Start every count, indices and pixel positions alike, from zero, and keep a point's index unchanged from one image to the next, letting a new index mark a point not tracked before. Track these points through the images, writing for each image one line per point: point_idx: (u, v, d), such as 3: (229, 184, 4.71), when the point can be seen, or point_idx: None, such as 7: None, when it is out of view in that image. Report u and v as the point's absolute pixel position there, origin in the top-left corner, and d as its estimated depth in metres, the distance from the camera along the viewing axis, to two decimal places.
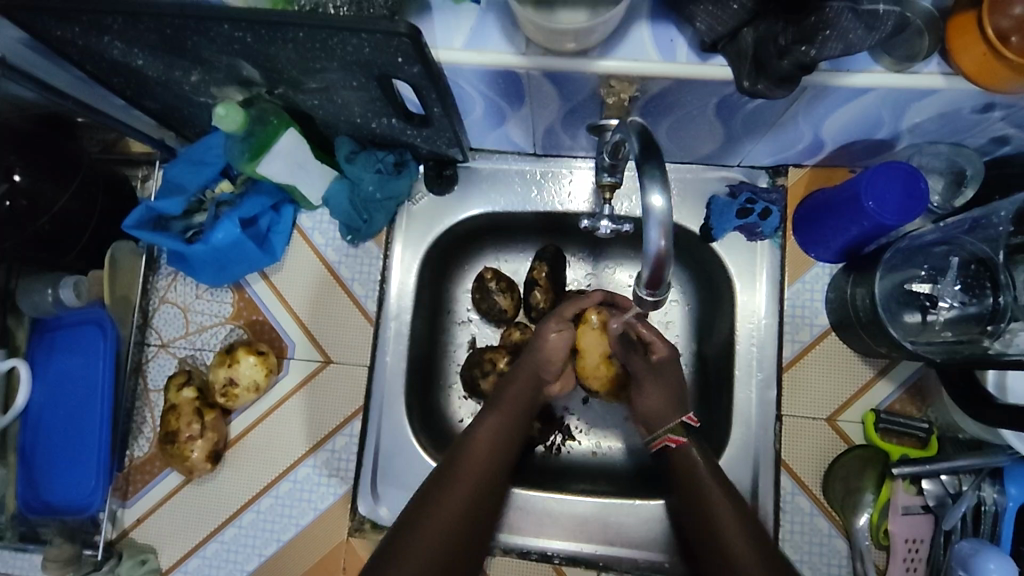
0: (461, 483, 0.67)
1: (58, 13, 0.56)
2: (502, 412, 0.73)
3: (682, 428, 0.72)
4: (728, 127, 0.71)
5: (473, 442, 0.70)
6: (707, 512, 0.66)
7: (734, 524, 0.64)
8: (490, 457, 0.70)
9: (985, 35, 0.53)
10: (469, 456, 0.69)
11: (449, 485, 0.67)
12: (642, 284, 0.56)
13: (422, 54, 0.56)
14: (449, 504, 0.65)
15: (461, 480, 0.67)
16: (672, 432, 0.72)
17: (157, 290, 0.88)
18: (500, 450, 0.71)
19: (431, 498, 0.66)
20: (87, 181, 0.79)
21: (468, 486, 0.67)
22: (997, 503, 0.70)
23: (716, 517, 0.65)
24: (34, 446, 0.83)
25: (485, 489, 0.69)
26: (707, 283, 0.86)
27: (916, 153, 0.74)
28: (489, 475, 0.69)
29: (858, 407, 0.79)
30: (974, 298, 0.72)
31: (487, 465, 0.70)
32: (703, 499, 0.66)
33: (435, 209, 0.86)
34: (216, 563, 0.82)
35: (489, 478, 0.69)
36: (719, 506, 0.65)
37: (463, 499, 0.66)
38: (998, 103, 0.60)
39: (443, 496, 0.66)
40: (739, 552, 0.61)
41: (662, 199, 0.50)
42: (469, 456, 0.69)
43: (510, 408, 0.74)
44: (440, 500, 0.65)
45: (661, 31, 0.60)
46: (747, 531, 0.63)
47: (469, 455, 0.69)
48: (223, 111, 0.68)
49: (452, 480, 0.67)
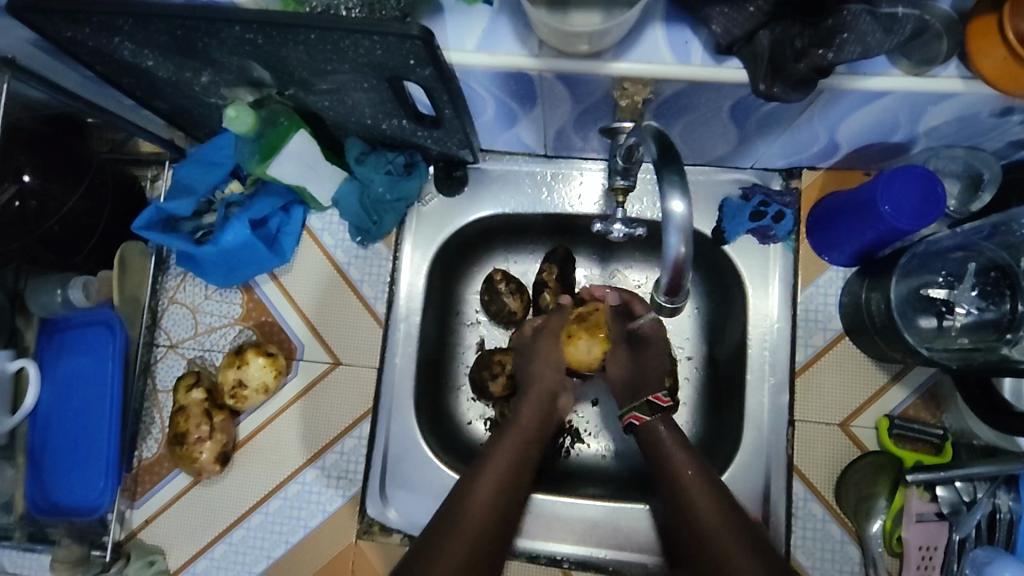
0: (476, 509, 0.66)
1: (69, 14, 0.56)
2: (515, 438, 0.73)
3: (647, 408, 0.73)
4: (742, 128, 0.70)
5: (488, 462, 0.70)
6: (695, 521, 0.65)
7: (728, 530, 0.64)
8: (508, 478, 0.70)
9: (1007, 38, 0.52)
10: (485, 482, 0.68)
11: (464, 509, 0.66)
12: (661, 290, 0.55)
13: (435, 57, 0.56)
14: (465, 529, 0.65)
15: (477, 505, 0.67)
16: (637, 409, 0.74)
17: (166, 290, 0.87)
18: (517, 470, 0.71)
19: (446, 523, 0.65)
20: (97, 182, 0.79)
21: (485, 512, 0.67)
22: (1013, 511, 0.68)
23: (698, 519, 0.65)
24: (44, 446, 0.83)
25: (506, 505, 0.69)
26: (718, 285, 0.85)
27: (932, 156, 0.73)
28: (506, 499, 0.69)
29: (871, 412, 0.78)
30: (991, 304, 0.71)
31: (504, 487, 0.69)
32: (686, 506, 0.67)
33: (445, 210, 0.85)
34: (224, 565, 0.82)
35: (510, 493, 0.69)
36: (703, 509, 0.66)
37: (480, 526, 0.66)
38: (1018, 107, 0.60)
39: (457, 523, 0.65)
40: (735, 554, 0.61)
41: (682, 204, 0.50)
42: (483, 480, 0.69)
43: (522, 434, 0.74)
44: (455, 527, 0.65)
45: (676, 33, 0.59)
46: (740, 537, 0.63)
47: (484, 481, 0.68)
48: (235, 113, 0.67)
49: (467, 507, 0.67)
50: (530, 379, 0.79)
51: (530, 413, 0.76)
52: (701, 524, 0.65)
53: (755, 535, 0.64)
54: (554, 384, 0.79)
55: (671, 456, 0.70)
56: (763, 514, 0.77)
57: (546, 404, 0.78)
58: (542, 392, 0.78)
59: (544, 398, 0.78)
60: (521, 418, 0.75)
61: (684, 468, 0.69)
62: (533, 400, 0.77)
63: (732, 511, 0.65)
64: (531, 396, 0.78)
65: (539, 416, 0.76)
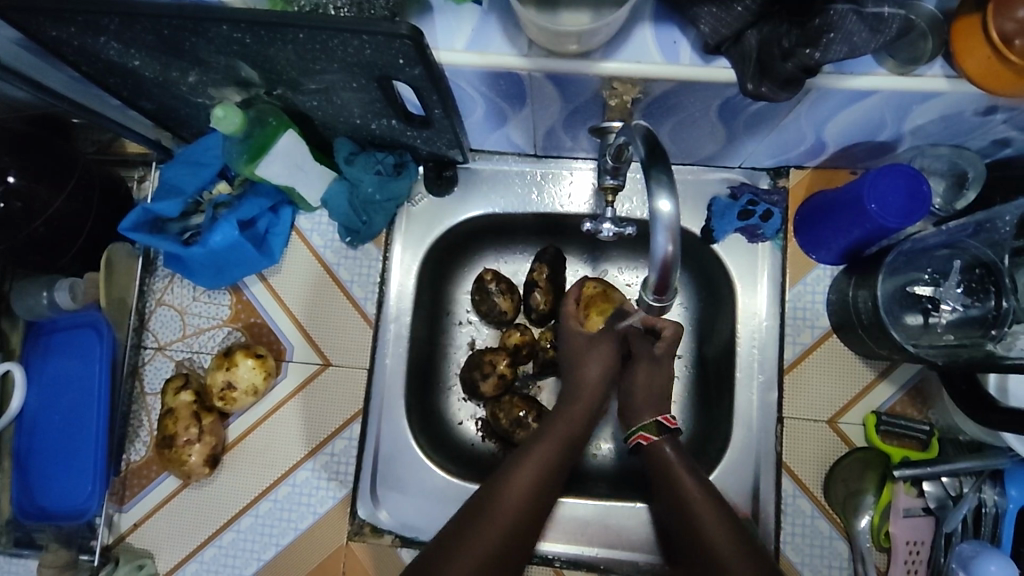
0: (492, 524, 0.66)
1: (53, 13, 0.55)
2: (546, 446, 0.72)
3: (654, 428, 0.74)
4: (730, 127, 0.70)
5: (509, 479, 0.69)
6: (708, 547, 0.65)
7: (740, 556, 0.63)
8: (532, 488, 0.69)
9: (989, 38, 0.53)
10: (503, 501, 0.67)
11: (474, 528, 0.66)
12: (649, 290, 0.56)
13: (424, 56, 0.55)
14: (473, 548, 0.64)
15: (490, 524, 0.66)
16: (644, 429, 0.75)
17: (153, 291, 0.87)
18: (543, 483, 0.70)
19: (454, 542, 0.65)
20: (83, 183, 0.78)
21: (499, 531, 0.66)
22: (998, 505, 0.70)
23: (711, 545, 0.65)
24: (30, 451, 0.82)
25: (533, 506, 0.69)
26: (707, 285, 0.86)
27: (917, 155, 0.74)
28: (524, 515, 0.68)
29: (859, 410, 0.79)
30: (976, 301, 0.72)
31: (523, 502, 0.68)
32: (692, 528, 0.67)
33: (435, 210, 0.85)
34: (213, 568, 0.81)
35: (537, 494, 0.69)
36: (711, 534, 0.65)
37: (494, 542, 0.65)
38: (1001, 106, 0.60)
39: (464, 543, 0.65)
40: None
41: (670, 204, 0.50)
42: (502, 496, 0.68)
43: (556, 446, 0.72)
44: (465, 541, 0.65)
45: (664, 33, 0.59)
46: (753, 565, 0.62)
47: (503, 500, 0.68)
48: (223, 112, 0.67)
49: (479, 528, 0.66)
50: (577, 386, 0.77)
51: (570, 417, 0.75)
52: (716, 551, 0.64)
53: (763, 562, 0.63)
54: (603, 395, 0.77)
55: (676, 479, 0.70)
56: (752, 512, 0.78)
57: (590, 411, 0.76)
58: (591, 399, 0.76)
59: (589, 408, 0.76)
60: (555, 427, 0.74)
61: (693, 491, 0.68)
62: (573, 410, 0.75)
63: (744, 543, 0.64)
64: (579, 403, 0.76)
65: (584, 419, 0.75)
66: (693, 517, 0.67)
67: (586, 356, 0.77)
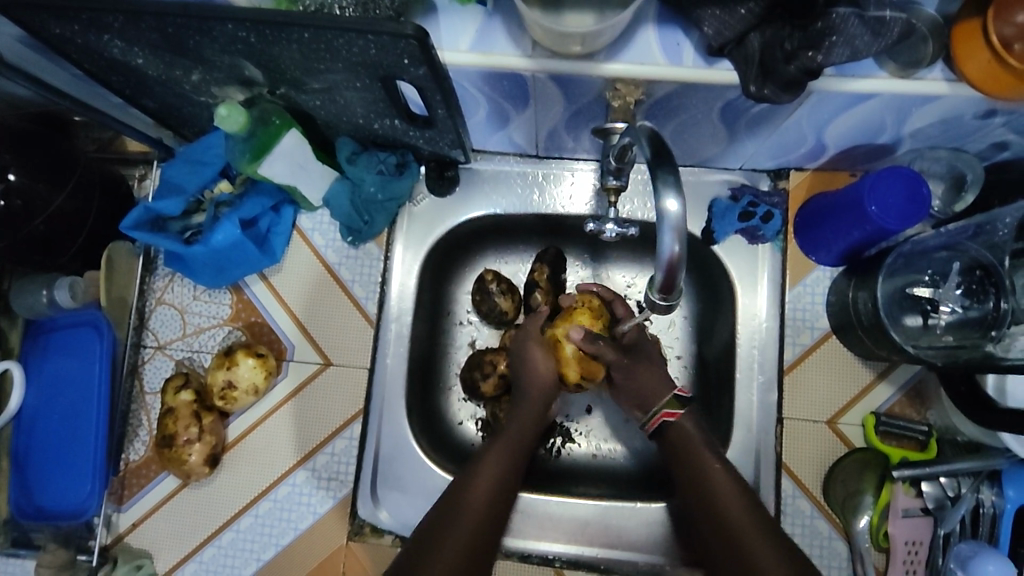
0: (468, 516, 0.65)
1: (56, 11, 0.55)
2: (506, 449, 0.72)
3: (678, 403, 0.73)
4: (731, 128, 0.70)
5: (478, 476, 0.69)
6: (733, 533, 0.62)
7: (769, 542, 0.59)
8: (497, 486, 0.69)
9: (989, 42, 0.53)
10: (474, 496, 0.67)
11: (453, 524, 0.64)
12: (655, 288, 0.56)
13: (429, 56, 0.55)
14: (453, 538, 0.63)
15: (466, 517, 0.65)
16: (668, 407, 0.73)
17: (154, 290, 0.86)
18: (506, 484, 0.70)
19: (435, 534, 0.63)
20: (84, 182, 0.78)
21: (473, 523, 0.65)
22: (996, 505, 0.70)
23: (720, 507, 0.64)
24: (27, 449, 0.82)
25: (498, 501, 0.68)
26: (708, 288, 0.86)
27: (916, 158, 0.74)
28: (493, 510, 0.67)
29: (858, 409, 0.80)
30: (975, 302, 0.73)
31: (493, 498, 0.68)
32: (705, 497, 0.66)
33: (436, 211, 0.85)
34: (213, 568, 0.81)
35: (504, 488, 0.69)
36: (725, 498, 0.64)
37: (469, 532, 0.64)
38: (1000, 110, 0.61)
39: (443, 535, 0.63)
40: (757, 542, 0.60)
41: (677, 203, 0.50)
42: (472, 494, 0.67)
43: (512, 447, 0.73)
44: (444, 530, 0.63)
45: (668, 35, 0.59)
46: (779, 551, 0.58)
47: (474, 494, 0.67)
48: (226, 112, 0.67)
49: (455, 519, 0.65)
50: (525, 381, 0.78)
51: (520, 422, 0.75)
52: (727, 517, 0.63)
53: (792, 548, 0.59)
54: (551, 395, 0.78)
55: (694, 446, 0.70)
56: None
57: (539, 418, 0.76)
58: (535, 402, 0.76)
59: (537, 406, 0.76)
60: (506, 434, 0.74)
61: (707, 460, 0.68)
62: (522, 415, 0.75)
63: (756, 509, 0.63)
64: (526, 405, 0.76)
65: (534, 420, 0.76)
66: (716, 505, 0.64)
67: (530, 358, 0.78)
